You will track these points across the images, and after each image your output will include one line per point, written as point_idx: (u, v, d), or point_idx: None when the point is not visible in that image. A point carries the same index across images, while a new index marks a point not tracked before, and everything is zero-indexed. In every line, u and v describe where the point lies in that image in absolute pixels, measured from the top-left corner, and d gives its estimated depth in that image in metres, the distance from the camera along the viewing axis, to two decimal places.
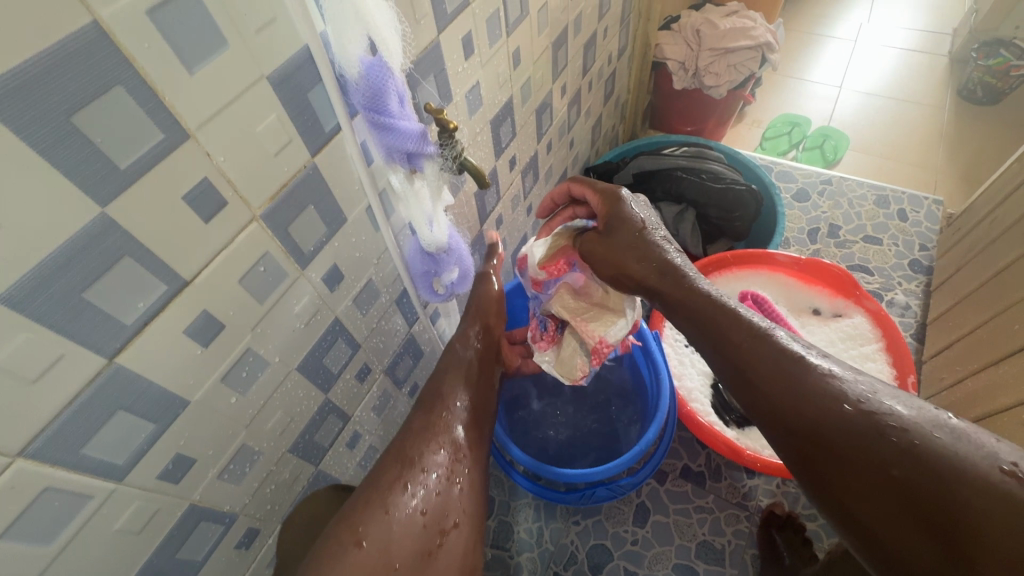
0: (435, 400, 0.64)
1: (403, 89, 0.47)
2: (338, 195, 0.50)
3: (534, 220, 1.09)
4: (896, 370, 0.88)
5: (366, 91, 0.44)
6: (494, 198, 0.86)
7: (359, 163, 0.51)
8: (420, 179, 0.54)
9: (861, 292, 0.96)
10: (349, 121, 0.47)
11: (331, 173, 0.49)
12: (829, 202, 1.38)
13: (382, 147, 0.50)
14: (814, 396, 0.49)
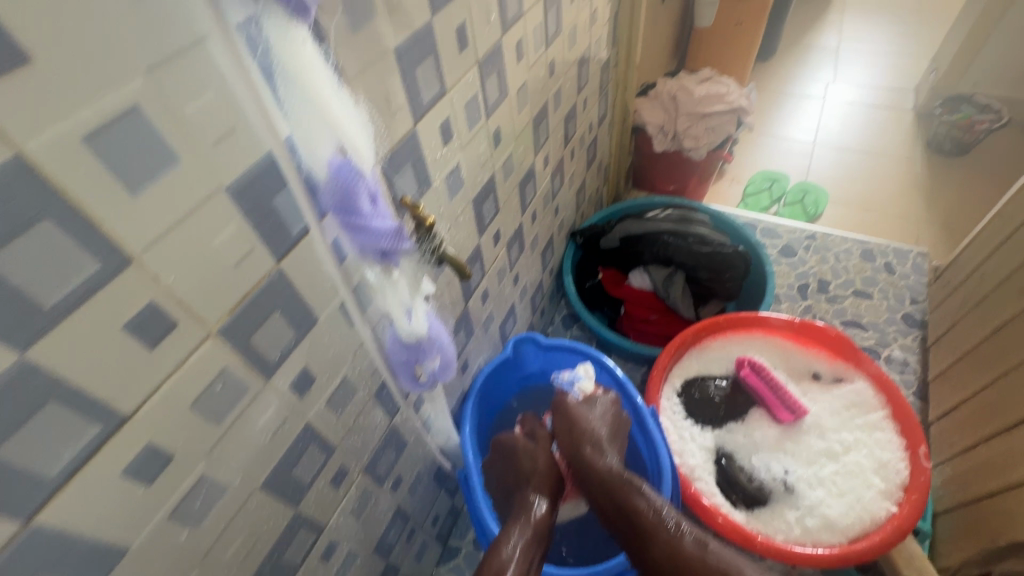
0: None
1: (375, 185, 0.45)
2: (307, 296, 0.47)
3: (521, 289, 1.07)
4: (907, 441, 0.84)
5: (336, 192, 0.42)
6: (479, 275, 0.83)
7: (327, 258, 0.47)
8: (397, 273, 0.51)
9: (861, 356, 0.93)
10: (319, 221, 0.44)
11: (299, 276, 0.45)
12: (816, 257, 1.38)
13: (354, 246, 0.47)
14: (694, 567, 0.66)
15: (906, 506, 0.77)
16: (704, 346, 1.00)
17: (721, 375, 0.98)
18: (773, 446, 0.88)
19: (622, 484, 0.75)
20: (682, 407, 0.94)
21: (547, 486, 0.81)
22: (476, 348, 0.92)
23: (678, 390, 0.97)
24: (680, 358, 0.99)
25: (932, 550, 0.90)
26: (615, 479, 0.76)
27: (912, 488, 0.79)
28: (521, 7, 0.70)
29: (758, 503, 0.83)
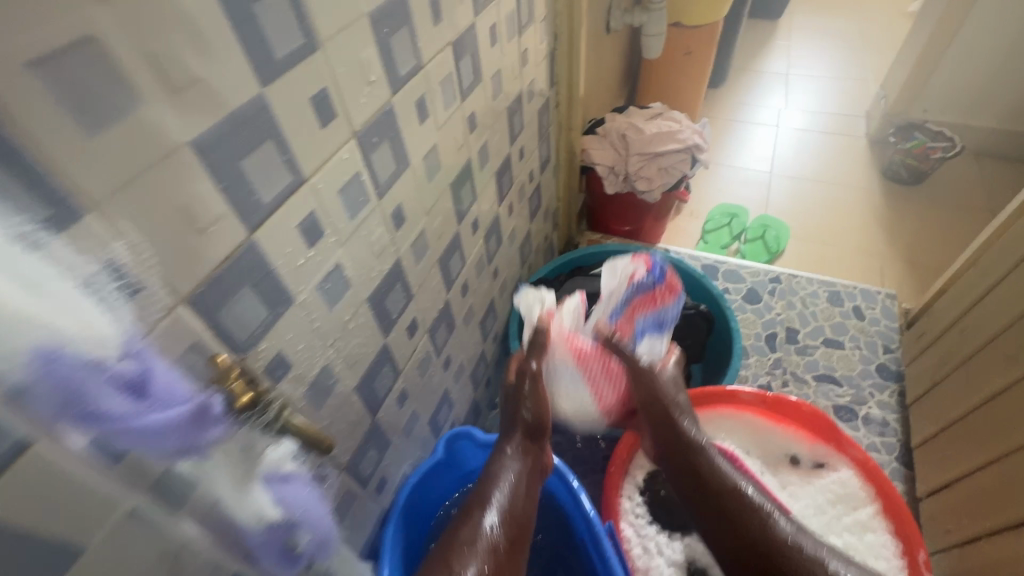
0: (470, 516, 0.64)
1: (138, 349, 0.32)
2: (59, 532, 0.30)
3: (456, 369, 0.91)
4: (903, 545, 0.72)
5: (62, 397, 0.27)
6: (390, 376, 0.67)
7: (92, 468, 0.30)
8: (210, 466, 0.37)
9: (842, 437, 0.81)
10: (54, 432, 0.28)
11: (29, 514, 0.28)
12: (782, 302, 1.28)
13: (128, 447, 0.31)
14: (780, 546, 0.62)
15: None
16: None
17: None
18: None
19: (718, 475, 0.69)
20: (646, 509, 0.81)
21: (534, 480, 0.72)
22: (397, 457, 0.76)
23: (640, 486, 0.83)
24: (642, 446, 0.85)
25: None
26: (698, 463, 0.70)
27: None
28: (418, 57, 0.55)
29: None
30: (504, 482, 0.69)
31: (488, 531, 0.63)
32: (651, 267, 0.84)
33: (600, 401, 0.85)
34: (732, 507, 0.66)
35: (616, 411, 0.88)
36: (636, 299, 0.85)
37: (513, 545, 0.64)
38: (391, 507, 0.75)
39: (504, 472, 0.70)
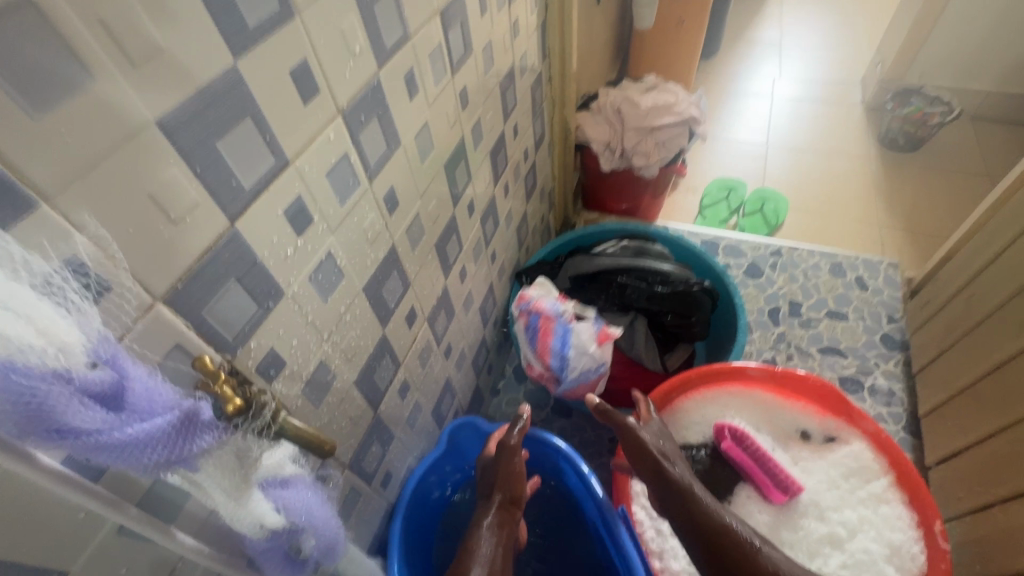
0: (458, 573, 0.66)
1: (110, 350, 0.27)
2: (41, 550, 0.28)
3: (457, 358, 0.89)
4: (918, 515, 0.71)
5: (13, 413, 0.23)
6: (390, 368, 0.65)
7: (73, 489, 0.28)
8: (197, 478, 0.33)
9: (853, 411, 0.80)
10: (24, 453, 0.25)
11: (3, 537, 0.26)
12: (784, 276, 1.27)
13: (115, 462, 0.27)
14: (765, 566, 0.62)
15: None
16: (675, 409, 0.85)
17: (698, 443, 0.84)
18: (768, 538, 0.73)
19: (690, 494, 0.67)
20: None
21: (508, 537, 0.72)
22: (401, 451, 0.74)
23: None
24: None
25: None
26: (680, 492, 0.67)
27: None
28: (405, 27, 0.52)
29: None
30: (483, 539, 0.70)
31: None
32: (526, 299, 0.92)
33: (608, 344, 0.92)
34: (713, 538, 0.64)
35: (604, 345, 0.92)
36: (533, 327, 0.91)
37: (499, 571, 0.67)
38: (397, 502, 0.74)
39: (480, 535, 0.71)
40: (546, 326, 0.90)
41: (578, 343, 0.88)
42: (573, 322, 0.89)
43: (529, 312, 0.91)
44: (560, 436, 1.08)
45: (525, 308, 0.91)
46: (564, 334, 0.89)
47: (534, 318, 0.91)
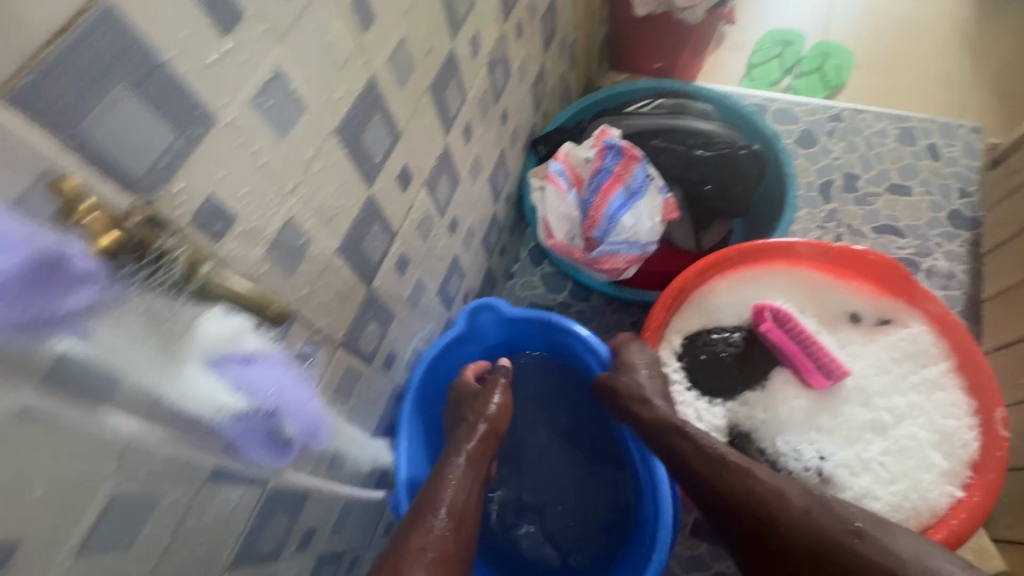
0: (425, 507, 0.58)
1: None
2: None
3: (464, 233, 0.79)
4: (977, 402, 0.64)
5: None
6: (383, 238, 0.55)
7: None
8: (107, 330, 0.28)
9: (917, 291, 0.70)
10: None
11: None
12: (842, 144, 1.09)
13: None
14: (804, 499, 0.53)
15: (976, 494, 0.59)
16: (709, 290, 0.77)
17: (732, 326, 0.75)
18: (804, 423, 0.67)
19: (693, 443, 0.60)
20: (684, 375, 0.73)
21: (479, 473, 0.65)
22: (404, 331, 0.67)
23: (677, 351, 0.74)
24: (680, 309, 0.76)
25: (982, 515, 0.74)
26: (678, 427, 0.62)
27: (985, 467, 0.61)
28: None
29: None
30: (452, 478, 0.62)
31: (440, 521, 0.57)
32: (605, 149, 0.81)
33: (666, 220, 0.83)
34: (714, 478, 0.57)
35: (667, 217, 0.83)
36: (600, 183, 0.81)
37: (461, 516, 0.59)
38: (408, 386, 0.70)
39: (450, 470, 0.63)
40: (617, 177, 0.81)
41: (640, 210, 0.80)
42: (647, 184, 0.81)
43: (610, 154, 0.81)
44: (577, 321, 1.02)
45: (607, 147, 0.81)
46: (636, 189, 0.81)
47: (611, 162, 0.81)
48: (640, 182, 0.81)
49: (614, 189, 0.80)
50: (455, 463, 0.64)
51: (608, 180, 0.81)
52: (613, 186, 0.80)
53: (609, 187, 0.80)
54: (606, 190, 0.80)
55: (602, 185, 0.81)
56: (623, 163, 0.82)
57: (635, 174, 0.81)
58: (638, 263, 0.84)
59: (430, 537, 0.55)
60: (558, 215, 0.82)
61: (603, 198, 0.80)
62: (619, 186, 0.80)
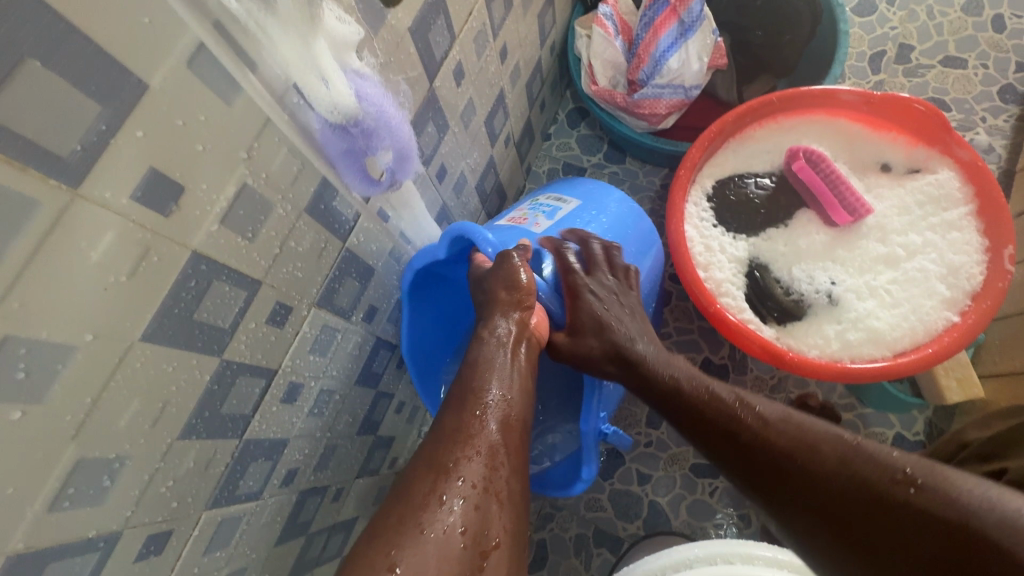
0: (470, 391, 0.47)
1: None
2: (140, 46, 0.29)
3: (511, 69, 0.80)
4: (990, 241, 0.68)
5: None
6: (444, 36, 0.58)
7: None
8: None
9: (953, 138, 0.72)
10: None
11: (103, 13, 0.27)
12: (902, 13, 1.04)
13: None
14: (833, 444, 0.44)
15: (971, 315, 0.65)
16: (746, 135, 0.79)
17: (764, 172, 0.78)
18: (819, 255, 0.73)
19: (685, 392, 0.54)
20: (713, 214, 0.77)
21: (530, 367, 0.53)
22: (455, 149, 0.71)
23: (708, 192, 0.78)
24: (714, 153, 0.78)
25: (973, 355, 0.81)
26: (678, 391, 0.55)
27: (984, 295, 0.66)
28: None
29: (790, 318, 0.71)
30: (500, 367, 0.50)
31: (489, 419, 0.45)
32: None
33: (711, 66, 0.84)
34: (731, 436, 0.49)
35: (713, 65, 0.84)
36: (652, 18, 0.80)
37: (515, 419, 0.47)
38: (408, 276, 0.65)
39: (497, 362, 0.50)
40: (672, 11, 0.80)
41: (688, 50, 0.80)
42: (701, 21, 0.80)
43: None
44: (610, 182, 1.05)
45: None
46: (688, 26, 0.80)
47: None
48: (694, 19, 0.80)
49: (666, 26, 0.80)
50: (502, 330, 0.53)
51: (661, 16, 0.80)
52: (665, 22, 0.80)
53: (661, 23, 0.80)
54: (658, 26, 0.80)
55: (654, 20, 0.80)
56: None
57: (691, 9, 0.79)
58: (682, 110, 0.85)
59: (479, 446, 0.43)
60: (604, 57, 0.83)
61: (653, 36, 0.81)
62: (672, 23, 0.80)
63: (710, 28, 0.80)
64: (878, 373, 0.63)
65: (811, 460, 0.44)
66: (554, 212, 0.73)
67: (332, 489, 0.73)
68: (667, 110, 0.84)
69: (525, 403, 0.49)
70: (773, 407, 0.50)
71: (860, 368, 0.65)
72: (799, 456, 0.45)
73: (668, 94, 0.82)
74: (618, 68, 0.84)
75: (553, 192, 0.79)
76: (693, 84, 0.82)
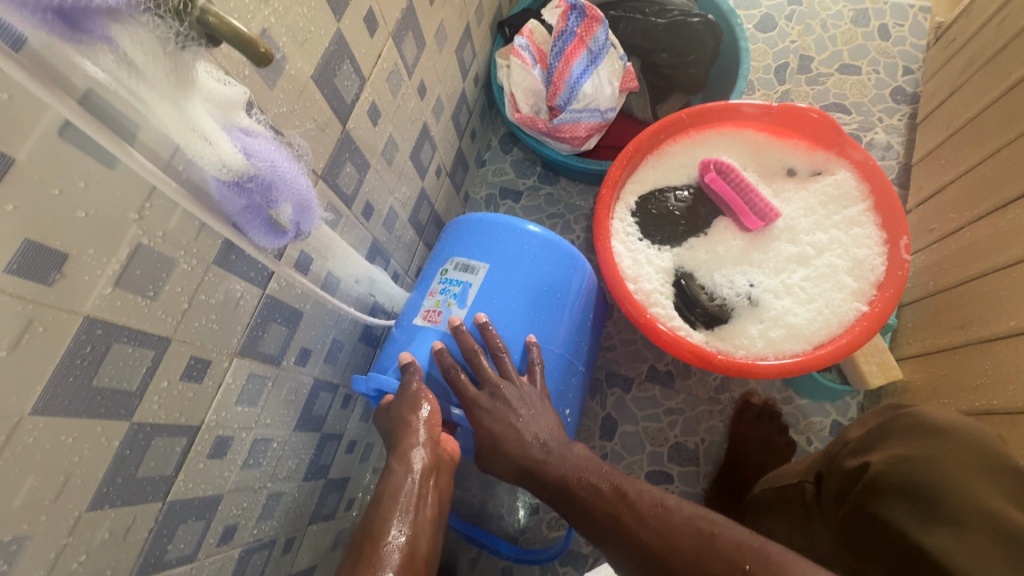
0: (373, 535, 0.51)
1: None
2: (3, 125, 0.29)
3: (433, 103, 0.83)
4: (887, 233, 0.74)
5: None
6: (353, 80, 0.60)
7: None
8: (137, 64, 0.31)
9: (845, 141, 0.78)
10: None
11: None
12: (799, 27, 1.12)
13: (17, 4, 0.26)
14: (693, 537, 0.47)
15: (877, 304, 0.69)
16: (663, 150, 0.83)
17: (681, 184, 0.82)
18: (738, 259, 0.77)
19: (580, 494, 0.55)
20: (638, 228, 0.80)
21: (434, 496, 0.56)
22: (380, 185, 0.72)
23: (632, 208, 0.81)
24: (634, 169, 0.82)
25: (891, 340, 0.87)
26: (569, 488, 0.56)
27: (886, 284, 0.71)
28: None
29: (717, 321, 0.75)
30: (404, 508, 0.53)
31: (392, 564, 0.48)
32: (569, 12, 0.84)
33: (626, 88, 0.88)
34: (609, 526, 0.52)
35: (626, 88, 0.89)
36: (562, 48, 0.84)
37: (417, 557, 0.50)
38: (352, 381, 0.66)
39: (400, 504, 0.53)
40: (580, 41, 0.84)
41: (600, 75, 0.85)
42: (607, 48, 0.85)
43: (573, 16, 0.84)
44: (546, 203, 1.08)
45: (569, 10, 0.83)
46: (597, 53, 0.84)
47: (574, 26, 0.84)
48: (601, 46, 0.84)
49: (576, 55, 0.84)
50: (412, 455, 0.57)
51: (571, 45, 0.84)
52: (575, 51, 0.84)
53: (571, 52, 0.84)
54: (569, 56, 0.84)
55: (565, 49, 0.84)
56: (586, 26, 0.84)
57: (597, 37, 0.84)
58: (602, 131, 0.90)
59: None
60: (523, 88, 0.86)
61: (566, 65, 0.84)
62: (581, 51, 0.84)
63: (615, 54, 0.86)
64: (799, 366, 0.66)
65: (671, 559, 0.47)
66: (465, 294, 0.67)
67: (281, 541, 0.71)
68: (589, 132, 0.88)
69: (425, 538, 0.52)
70: (648, 492, 0.53)
71: (779, 364, 0.68)
72: (663, 547, 0.48)
73: (588, 118, 0.86)
74: (538, 97, 0.87)
75: (461, 249, 0.71)
76: (609, 105, 0.87)
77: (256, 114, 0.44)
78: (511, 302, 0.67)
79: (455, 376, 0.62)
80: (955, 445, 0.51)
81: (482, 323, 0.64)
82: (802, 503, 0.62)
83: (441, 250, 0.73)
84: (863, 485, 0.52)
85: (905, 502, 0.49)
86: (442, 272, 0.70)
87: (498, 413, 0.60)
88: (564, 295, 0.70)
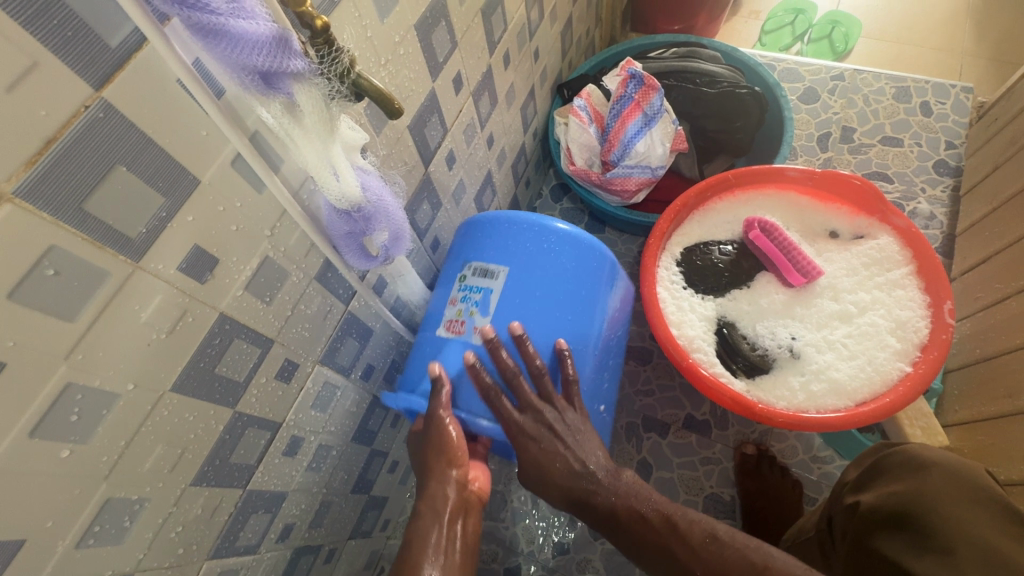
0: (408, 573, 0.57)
1: None
2: (196, 155, 0.37)
3: (497, 152, 0.91)
4: (930, 297, 0.76)
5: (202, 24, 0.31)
6: (438, 130, 0.68)
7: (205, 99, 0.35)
8: (299, 113, 0.38)
9: (887, 208, 0.82)
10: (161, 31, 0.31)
11: (176, 135, 0.35)
12: (842, 101, 1.19)
13: (233, 68, 0.34)
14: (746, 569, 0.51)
15: (921, 366, 0.71)
16: (710, 208, 0.89)
17: (726, 240, 0.87)
18: (780, 312, 0.80)
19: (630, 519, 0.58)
20: (682, 277, 0.84)
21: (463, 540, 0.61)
22: (447, 222, 0.80)
23: (677, 259, 0.86)
24: (681, 223, 0.87)
25: (936, 406, 0.87)
26: (617, 515, 0.59)
27: (931, 346, 0.73)
28: None
29: (759, 371, 0.77)
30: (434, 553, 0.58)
31: None
32: (628, 79, 0.92)
33: (675, 148, 0.95)
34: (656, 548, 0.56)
35: (676, 149, 0.96)
36: (619, 110, 0.92)
37: None
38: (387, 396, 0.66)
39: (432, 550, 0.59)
40: (636, 105, 0.92)
41: (653, 136, 0.92)
42: (662, 112, 0.92)
43: (632, 83, 0.91)
44: None
45: (628, 77, 0.91)
46: (651, 117, 0.92)
47: (631, 91, 0.91)
48: (656, 110, 0.92)
49: (632, 117, 0.91)
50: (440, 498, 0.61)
51: (627, 108, 0.92)
52: (631, 113, 0.92)
53: (627, 114, 0.92)
54: (625, 117, 0.92)
55: (621, 111, 0.92)
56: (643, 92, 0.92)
57: (653, 101, 0.91)
58: (650, 186, 0.97)
59: None
60: (579, 143, 0.94)
61: (620, 125, 0.92)
62: (637, 113, 0.91)
63: (668, 118, 0.93)
64: (840, 421, 0.67)
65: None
66: (488, 301, 0.62)
67: (324, 550, 0.74)
68: (638, 186, 0.95)
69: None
70: (698, 524, 0.56)
71: (819, 419, 0.69)
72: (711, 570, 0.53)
73: (637, 173, 0.94)
74: (591, 152, 0.95)
75: (475, 252, 0.65)
76: (658, 163, 0.94)
77: (368, 156, 0.53)
78: (540, 309, 0.62)
79: (493, 398, 0.59)
80: (942, 477, 0.54)
81: (516, 334, 0.59)
82: (821, 550, 0.62)
83: (455, 252, 0.68)
84: (862, 524, 0.56)
85: (899, 535, 0.52)
86: (461, 278, 0.65)
87: (540, 439, 0.59)
88: (591, 291, 0.64)
